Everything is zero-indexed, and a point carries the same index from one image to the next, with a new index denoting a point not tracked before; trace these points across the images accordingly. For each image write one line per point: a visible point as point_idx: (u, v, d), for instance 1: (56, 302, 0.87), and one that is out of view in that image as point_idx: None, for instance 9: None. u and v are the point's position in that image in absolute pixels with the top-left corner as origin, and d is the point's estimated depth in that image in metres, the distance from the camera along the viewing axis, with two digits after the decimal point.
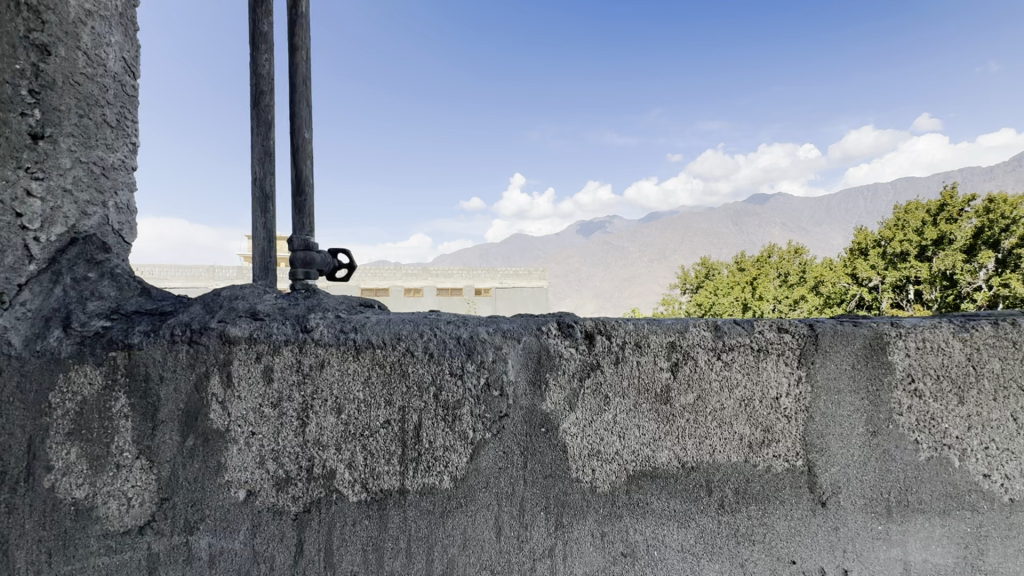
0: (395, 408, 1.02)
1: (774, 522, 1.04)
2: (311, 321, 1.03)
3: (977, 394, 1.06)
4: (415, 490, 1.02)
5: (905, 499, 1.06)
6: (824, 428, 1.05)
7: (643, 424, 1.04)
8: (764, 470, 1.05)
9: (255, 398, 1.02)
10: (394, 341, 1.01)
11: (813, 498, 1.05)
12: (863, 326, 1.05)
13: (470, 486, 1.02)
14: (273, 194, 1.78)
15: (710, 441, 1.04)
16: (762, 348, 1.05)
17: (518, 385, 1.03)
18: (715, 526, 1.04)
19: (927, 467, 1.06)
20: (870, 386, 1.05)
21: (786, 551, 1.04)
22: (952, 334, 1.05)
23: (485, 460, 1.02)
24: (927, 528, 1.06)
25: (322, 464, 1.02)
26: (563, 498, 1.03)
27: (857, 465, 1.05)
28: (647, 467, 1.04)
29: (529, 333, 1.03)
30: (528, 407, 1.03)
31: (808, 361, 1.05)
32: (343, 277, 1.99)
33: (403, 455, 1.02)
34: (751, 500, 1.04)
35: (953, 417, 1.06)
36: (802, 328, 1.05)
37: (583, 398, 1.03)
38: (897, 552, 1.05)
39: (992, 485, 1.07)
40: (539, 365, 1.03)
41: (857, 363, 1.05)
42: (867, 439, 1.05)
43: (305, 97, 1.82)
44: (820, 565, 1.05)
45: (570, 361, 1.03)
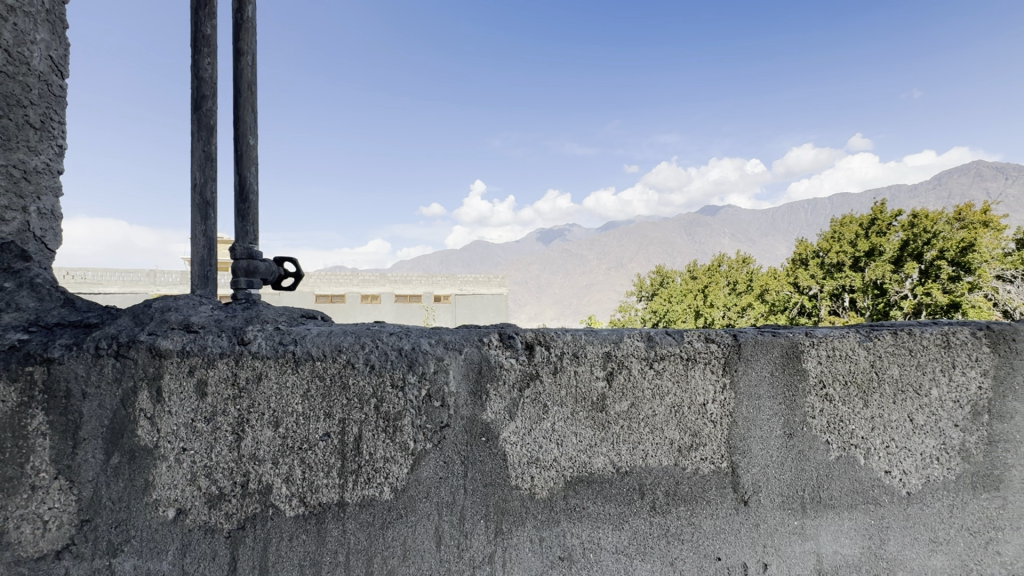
0: (335, 420, 1.02)
1: (701, 521, 1.11)
2: (248, 333, 1.02)
3: (879, 397, 1.17)
4: (355, 502, 1.02)
5: (817, 495, 1.15)
6: (746, 431, 1.13)
7: (580, 431, 1.08)
8: (692, 472, 1.11)
9: (186, 412, 1.00)
10: (335, 353, 1.01)
11: (736, 497, 1.12)
12: (781, 336, 1.14)
13: (411, 497, 1.03)
14: (214, 200, 1.73)
15: (643, 446, 1.10)
16: (691, 357, 1.11)
17: (459, 395, 1.05)
18: (647, 527, 1.09)
19: (836, 466, 1.16)
20: (786, 391, 1.14)
21: (712, 548, 1.11)
22: (858, 343, 1.16)
23: (426, 470, 1.03)
24: (837, 522, 1.15)
25: (258, 479, 1.00)
26: (502, 506, 1.05)
27: (775, 466, 1.14)
28: (584, 473, 1.08)
29: (470, 344, 1.06)
30: (469, 416, 1.05)
31: (732, 369, 1.13)
32: (290, 286, 1.94)
33: (343, 468, 1.02)
34: (681, 501, 1.10)
35: (859, 419, 1.16)
36: (726, 339, 1.12)
37: (522, 407, 1.07)
38: (811, 545, 1.14)
39: (892, 480, 1.17)
40: (480, 375, 1.06)
41: (775, 370, 1.14)
42: (784, 441, 1.14)
43: (249, 103, 1.79)
44: (743, 561, 1.12)
45: (510, 371, 1.06)
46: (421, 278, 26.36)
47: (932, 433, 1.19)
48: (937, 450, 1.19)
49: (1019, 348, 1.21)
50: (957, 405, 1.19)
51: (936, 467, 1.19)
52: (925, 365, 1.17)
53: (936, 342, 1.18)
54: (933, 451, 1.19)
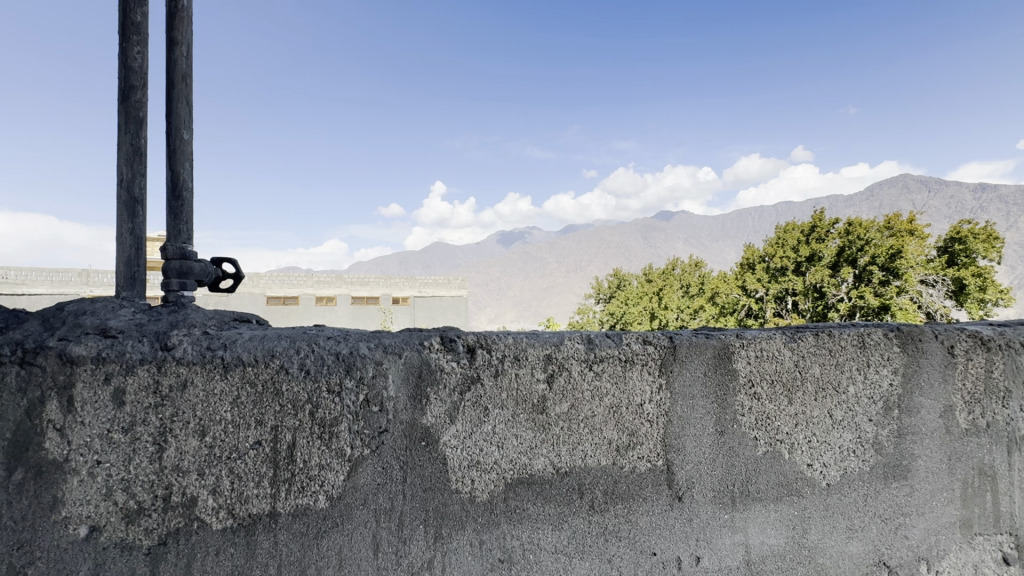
0: (267, 428, 0.98)
1: (638, 519, 1.14)
2: (172, 338, 0.97)
3: (803, 395, 1.24)
4: (288, 512, 0.98)
5: (746, 489, 1.21)
6: (680, 430, 1.18)
7: (521, 433, 1.09)
8: (630, 471, 1.15)
9: (102, 423, 0.94)
10: (267, 358, 0.98)
11: (671, 494, 1.16)
12: (713, 338, 1.20)
13: (347, 504, 1.00)
14: (142, 197, 1.63)
15: (582, 447, 1.12)
16: (629, 359, 1.15)
17: (398, 400, 1.04)
18: (586, 526, 1.11)
19: (763, 461, 1.22)
20: (718, 391, 1.20)
21: (648, 544, 1.14)
22: (784, 344, 1.23)
23: (363, 477, 1.01)
24: (763, 514, 1.21)
25: (181, 491, 0.96)
26: (442, 510, 1.05)
27: (707, 462, 1.19)
28: (524, 475, 1.09)
29: (411, 348, 1.05)
30: (408, 421, 1.04)
31: (667, 370, 1.17)
32: (228, 288, 1.86)
33: (274, 477, 0.98)
34: (618, 499, 1.13)
35: (784, 415, 1.23)
36: (662, 341, 1.16)
37: (463, 411, 1.07)
38: (740, 537, 1.19)
39: (814, 473, 1.25)
40: (420, 379, 1.05)
41: (708, 371, 1.19)
42: (716, 438, 1.19)
43: (184, 95, 1.70)
44: (676, 555, 1.16)
45: (451, 375, 1.06)
46: (378, 280, 25.84)
47: (849, 427, 1.27)
48: (854, 444, 1.28)
49: (924, 347, 1.32)
50: (871, 401, 1.28)
51: (853, 459, 1.27)
52: (843, 364, 1.26)
53: (853, 342, 1.27)
54: (850, 444, 1.28)
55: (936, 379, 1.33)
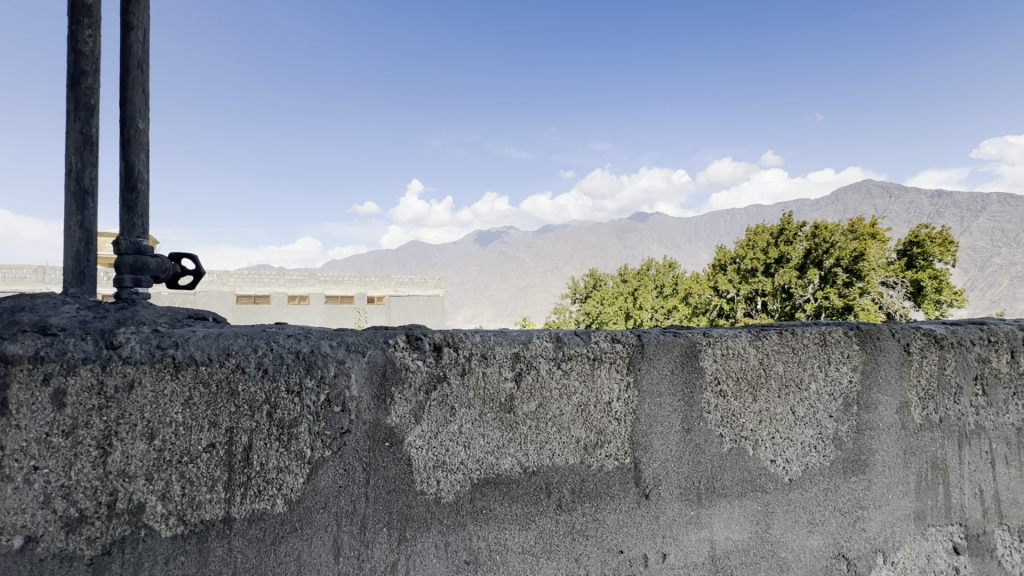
0: (222, 430, 0.94)
1: (605, 517, 1.14)
2: (119, 336, 0.92)
3: (767, 392, 1.26)
4: (243, 517, 0.94)
5: (711, 486, 1.22)
6: (648, 427, 1.18)
7: (488, 433, 1.08)
8: (597, 469, 1.14)
9: (39, 426, 0.88)
10: (222, 357, 0.94)
11: (638, 491, 1.17)
12: (680, 336, 1.21)
13: (306, 508, 0.97)
14: (93, 188, 1.55)
15: (550, 446, 1.11)
16: (597, 356, 1.14)
17: (361, 400, 1.01)
18: (553, 526, 1.10)
19: (728, 457, 1.24)
20: (685, 388, 1.20)
21: (615, 542, 1.14)
22: (749, 342, 1.24)
23: (324, 480, 0.98)
24: (728, 510, 1.23)
25: (128, 497, 0.91)
26: (406, 512, 1.02)
27: (674, 460, 1.19)
28: (491, 475, 1.07)
29: (375, 346, 1.02)
30: (372, 421, 1.02)
31: (635, 368, 1.17)
32: (188, 285, 1.78)
33: (229, 481, 0.94)
34: (586, 498, 1.13)
35: (749, 413, 1.25)
36: (630, 339, 1.17)
37: (428, 410, 1.05)
38: (705, 533, 1.21)
39: (777, 468, 1.27)
40: (384, 378, 1.02)
41: (675, 369, 1.20)
42: (683, 435, 1.20)
43: (139, 82, 1.62)
44: (643, 552, 1.16)
45: (416, 374, 1.04)
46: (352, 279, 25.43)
47: (811, 423, 1.30)
48: (815, 439, 1.31)
49: (882, 345, 1.36)
50: (831, 398, 1.32)
51: (814, 455, 1.30)
52: (806, 362, 1.29)
53: (814, 341, 1.30)
54: (812, 440, 1.30)
55: (893, 376, 1.38)
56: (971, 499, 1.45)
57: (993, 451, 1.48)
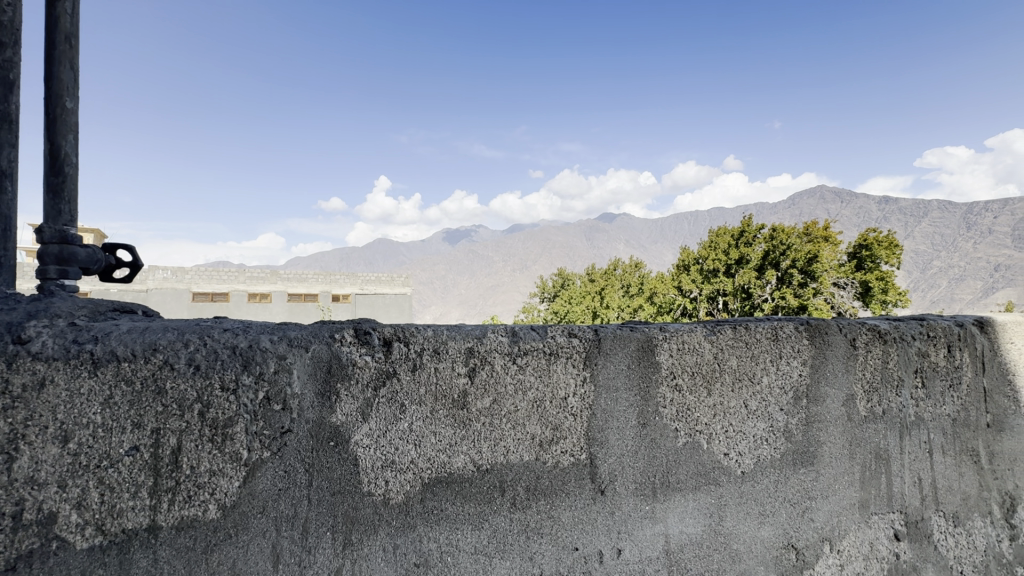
0: (147, 431, 0.87)
1: (560, 514, 1.12)
2: (28, 330, 0.83)
3: (721, 386, 1.27)
4: (171, 525, 0.88)
5: (666, 480, 1.22)
6: (604, 423, 1.17)
7: (439, 430, 1.04)
8: (552, 466, 1.13)
9: None
10: (148, 353, 0.87)
11: (594, 487, 1.15)
12: (637, 331, 1.20)
13: (242, 513, 0.91)
14: (11, 170, 1.42)
15: (504, 443, 1.09)
16: (554, 351, 1.13)
17: (304, 398, 0.96)
18: (506, 524, 1.08)
19: (683, 451, 1.24)
20: (641, 383, 1.20)
21: (570, 539, 1.12)
22: (704, 337, 1.25)
23: (262, 483, 0.92)
24: (683, 504, 1.23)
25: (37, 507, 0.82)
26: (352, 515, 0.97)
27: (630, 455, 1.19)
28: (443, 474, 1.04)
29: (319, 341, 0.97)
30: (315, 420, 0.96)
31: (592, 363, 1.16)
32: (123, 278, 1.67)
33: (155, 487, 0.87)
34: (541, 495, 1.11)
35: (704, 407, 1.26)
36: (587, 334, 1.16)
37: (376, 408, 1.00)
38: (660, 527, 1.21)
39: (730, 461, 1.29)
40: (329, 375, 0.97)
41: (632, 364, 1.19)
42: (639, 430, 1.20)
43: (67, 57, 1.50)
44: (598, 548, 1.15)
45: (364, 370, 0.99)
46: None
47: (762, 417, 1.32)
48: (767, 432, 1.33)
49: (830, 340, 1.40)
50: (782, 391, 1.34)
51: (765, 447, 1.33)
52: (758, 356, 1.31)
53: (767, 335, 1.32)
54: (763, 433, 1.33)
55: (840, 369, 1.42)
56: (911, 487, 1.51)
57: (931, 441, 1.55)
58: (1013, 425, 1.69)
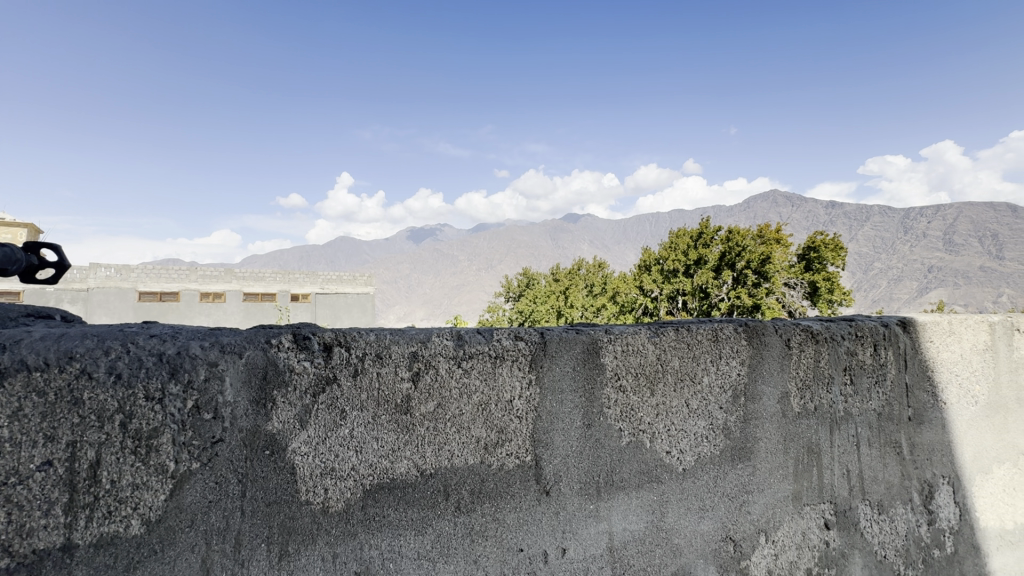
0: (62, 444, 0.82)
1: (505, 516, 1.13)
2: None
3: (663, 386, 1.31)
4: (88, 543, 0.83)
5: (610, 479, 1.25)
6: (549, 424, 1.19)
7: (381, 436, 1.03)
8: (497, 468, 1.13)
9: None
10: (63, 362, 0.82)
11: (539, 488, 1.17)
12: (583, 333, 1.23)
13: (168, 528, 0.87)
14: None
15: (448, 447, 1.09)
16: (499, 355, 1.13)
17: (237, 406, 0.93)
18: (450, 528, 1.07)
19: (627, 450, 1.27)
20: (587, 385, 1.22)
21: (515, 540, 1.13)
22: (648, 339, 1.29)
23: (190, 495, 0.89)
24: (626, 502, 1.27)
25: None
26: (289, 525, 0.95)
27: (574, 455, 1.21)
28: (385, 480, 1.03)
29: (254, 347, 0.94)
30: (249, 429, 0.93)
31: (538, 366, 1.17)
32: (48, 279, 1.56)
33: (71, 503, 0.83)
34: (485, 498, 1.11)
35: (647, 406, 1.29)
36: (533, 337, 1.17)
37: (315, 415, 0.98)
38: (603, 525, 1.23)
39: (672, 459, 1.33)
40: (264, 381, 0.95)
41: (577, 366, 1.21)
42: (583, 431, 1.22)
43: None
44: (543, 549, 1.16)
45: (302, 376, 0.97)
46: None
47: (703, 415, 1.38)
48: (707, 430, 1.38)
49: (767, 341, 1.47)
50: (722, 390, 1.40)
51: (705, 444, 1.38)
52: (699, 357, 1.36)
53: (707, 337, 1.37)
54: (703, 431, 1.38)
55: (776, 368, 1.49)
56: (840, 479, 1.60)
57: (858, 434, 1.65)
58: (932, 418, 1.82)
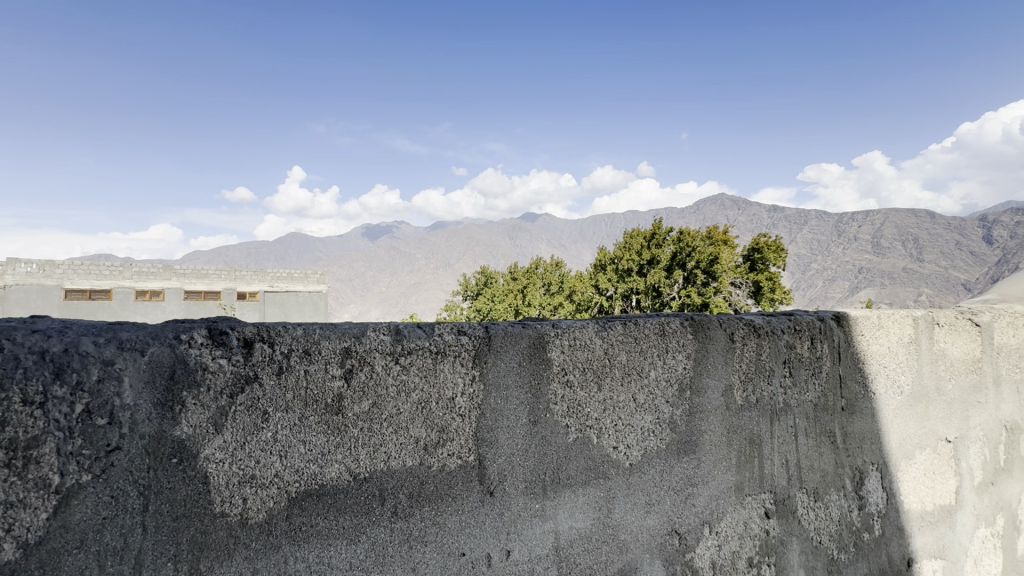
0: None
1: (445, 520, 1.07)
2: None
3: (610, 381, 1.30)
4: None
5: (556, 477, 1.22)
6: (493, 422, 1.14)
7: (309, 439, 0.95)
8: (438, 470, 1.07)
9: None
10: None
11: (482, 489, 1.12)
12: (529, 328, 1.19)
13: (52, 551, 0.76)
14: None
15: (384, 449, 1.02)
16: (441, 350, 1.08)
17: (137, 410, 0.83)
18: (386, 536, 1.00)
19: (573, 447, 1.25)
20: (533, 381, 1.18)
21: (456, 544, 1.08)
22: (595, 333, 1.27)
23: (79, 513, 0.78)
24: (572, 500, 1.24)
25: None
26: (199, 541, 0.86)
27: (520, 454, 1.17)
28: (313, 486, 0.95)
29: (159, 344, 0.84)
30: (153, 435, 0.84)
31: (481, 361, 1.12)
32: None
33: None
34: (424, 502, 1.05)
35: (594, 402, 1.27)
36: (477, 331, 1.12)
37: (232, 418, 0.89)
38: (549, 525, 1.20)
39: (618, 455, 1.32)
40: (172, 382, 0.85)
41: (523, 361, 1.17)
42: (529, 428, 1.18)
43: None
44: (486, 552, 1.11)
45: (217, 375, 0.88)
46: None
47: (649, 409, 1.37)
48: (654, 424, 1.38)
49: (711, 334, 1.49)
50: (668, 384, 1.40)
51: (652, 438, 1.37)
52: (646, 351, 1.35)
53: (654, 330, 1.37)
54: (650, 425, 1.37)
55: (720, 361, 1.51)
56: (779, 468, 1.65)
57: (796, 425, 1.70)
58: (862, 408, 1.91)
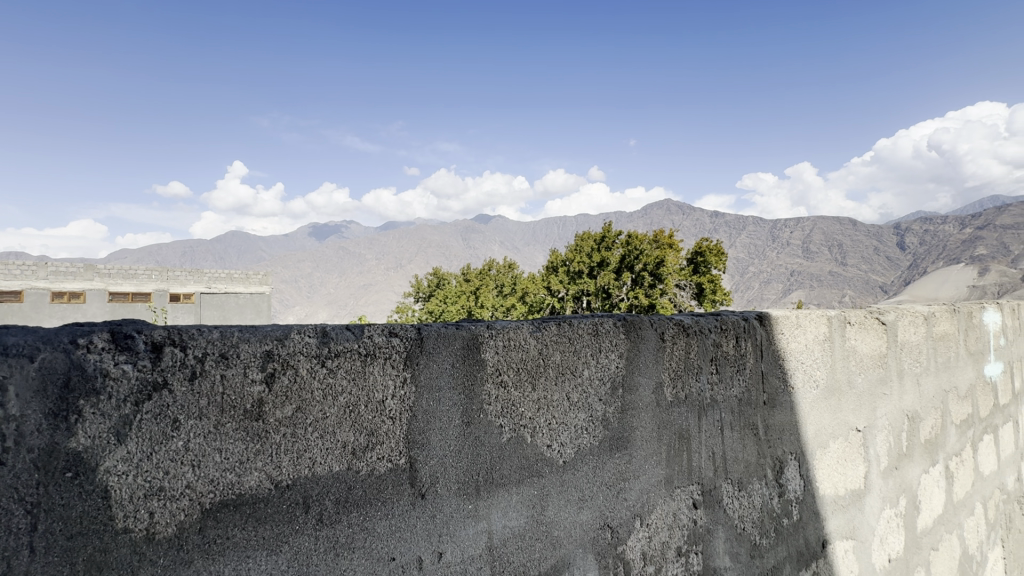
0: None
1: (375, 525, 1.05)
2: None
3: (544, 380, 1.32)
4: None
5: (489, 477, 1.23)
6: (425, 424, 1.13)
7: (226, 447, 0.91)
8: (366, 474, 1.05)
9: None
10: None
11: (413, 492, 1.11)
12: (462, 329, 1.19)
13: None
14: None
15: (309, 455, 0.99)
16: (370, 352, 1.06)
17: (25, 421, 0.77)
18: (311, 544, 0.97)
19: (507, 446, 1.26)
20: (466, 381, 1.19)
21: (386, 549, 1.06)
22: (529, 333, 1.29)
23: None
24: (506, 499, 1.25)
25: None
26: (98, 560, 0.81)
27: (452, 455, 1.17)
28: (229, 496, 0.90)
29: (51, 349, 0.78)
30: (43, 448, 0.78)
31: (413, 363, 1.11)
32: None
33: None
34: (352, 507, 1.03)
35: (528, 401, 1.29)
36: (409, 333, 1.11)
37: (138, 426, 0.84)
38: (482, 525, 1.21)
39: (552, 453, 1.34)
40: (66, 390, 0.79)
41: (456, 362, 1.17)
42: (462, 429, 1.19)
43: None
44: (417, 555, 1.10)
45: (120, 382, 0.82)
46: None
47: (582, 407, 1.41)
48: (587, 422, 1.42)
49: (642, 334, 1.54)
50: (601, 382, 1.44)
51: (585, 436, 1.41)
52: (580, 351, 1.39)
53: (588, 330, 1.41)
54: (583, 423, 1.41)
55: (651, 360, 1.57)
56: (706, 460, 1.74)
57: (722, 419, 1.80)
58: (783, 401, 2.04)
